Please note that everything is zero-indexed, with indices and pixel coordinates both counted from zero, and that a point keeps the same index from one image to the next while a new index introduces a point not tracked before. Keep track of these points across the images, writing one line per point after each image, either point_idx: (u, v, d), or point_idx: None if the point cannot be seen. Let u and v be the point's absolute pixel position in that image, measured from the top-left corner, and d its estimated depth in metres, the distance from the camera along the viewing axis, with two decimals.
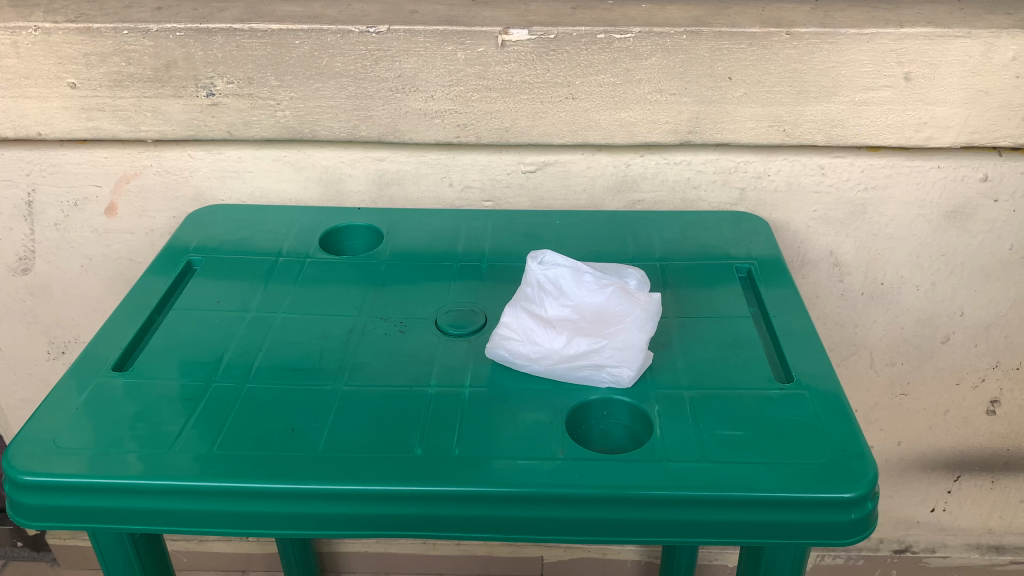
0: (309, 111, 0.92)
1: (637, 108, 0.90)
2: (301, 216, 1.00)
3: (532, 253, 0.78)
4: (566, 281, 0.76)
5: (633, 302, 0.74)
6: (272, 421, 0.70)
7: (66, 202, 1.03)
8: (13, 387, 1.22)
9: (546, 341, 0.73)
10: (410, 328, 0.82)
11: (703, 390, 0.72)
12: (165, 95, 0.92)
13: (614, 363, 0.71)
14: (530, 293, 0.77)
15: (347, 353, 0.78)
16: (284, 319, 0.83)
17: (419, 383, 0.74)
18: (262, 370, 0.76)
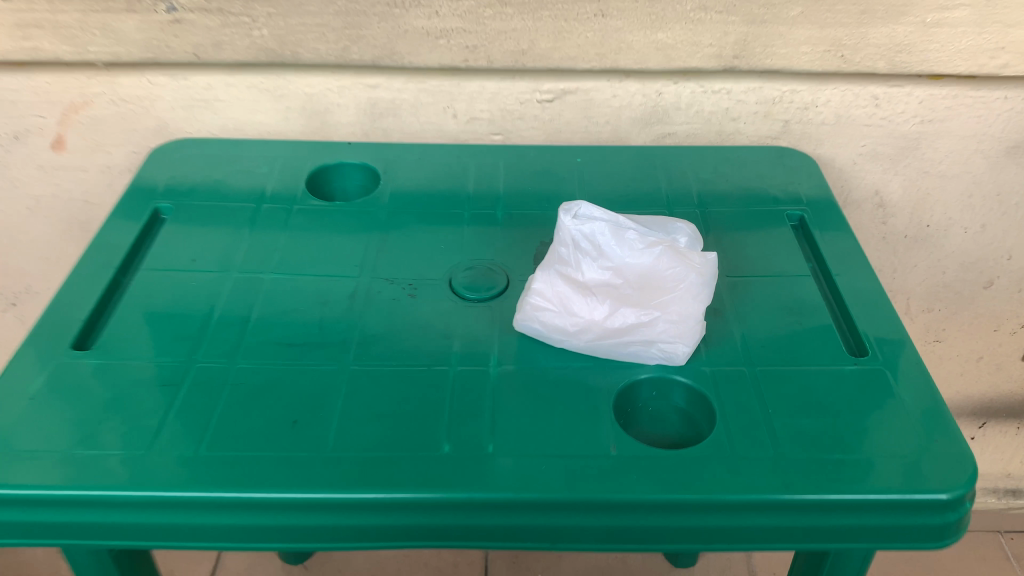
0: (290, 30, 0.78)
1: (676, 28, 0.78)
2: (283, 155, 0.87)
3: (564, 205, 0.67)
4: (605, 237, 0.65)
5: (686, 264, 0.63)
6: (268, 412, 0.59)
7: (5, 135, 0.88)
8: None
9: (585, 311, 0.63)
10: (421, 293, 0.71)
11: (768, 368, 0.62)
12: (116, 10, 0.77)
13: (667, 336, 0.61)
14: (562, 253, 0.66)
15: (353, 325, 0.67)
16: (275, 283, 0.72)
17: (439, 363, 0.63)
18: (252, 347, 0.65)
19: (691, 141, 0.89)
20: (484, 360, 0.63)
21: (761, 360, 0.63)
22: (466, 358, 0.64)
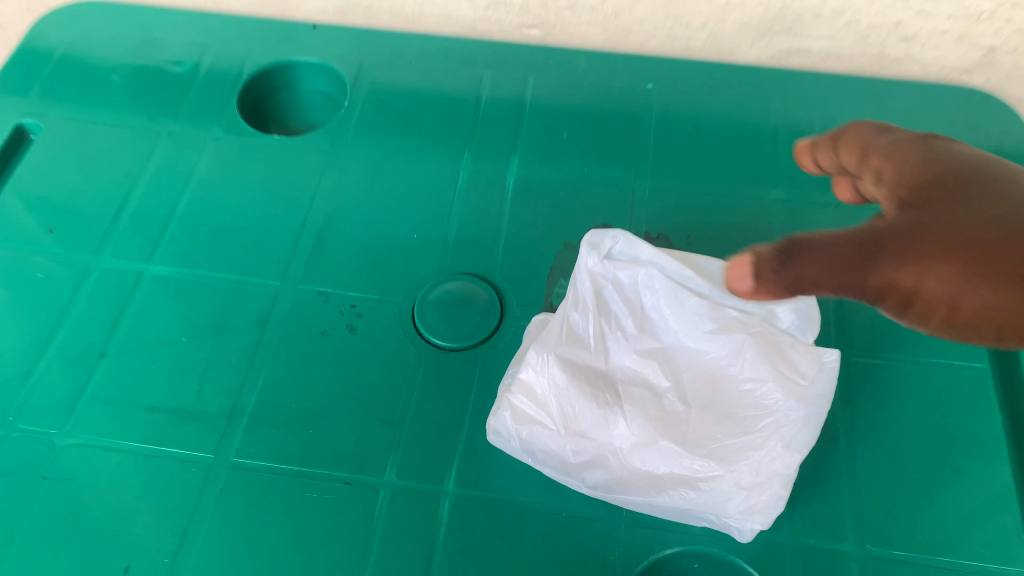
0: None
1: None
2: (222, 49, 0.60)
3: (590, 237, 0.41)
4: (652, 300, 0.40)
5: (780, 369, 0.38)
6: (83, 550, 0.39)
7: None
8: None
9: (601, 430, 0.39)
10: (365, 327, 0.46)
11: (881, 555, 0.40)
12: None
13: (733, 496, 0.38)
14: (578, 318, 0.41)
15: (247, 379, 0.44)
16: (151, 282, 0.48)
17: (364, 474, 0.41)
18: (89, 411, 0.43)
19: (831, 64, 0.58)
20: (440, 475, 0.41)
21: (875, 537, 0.41)
22: (413, 467, 0.41)
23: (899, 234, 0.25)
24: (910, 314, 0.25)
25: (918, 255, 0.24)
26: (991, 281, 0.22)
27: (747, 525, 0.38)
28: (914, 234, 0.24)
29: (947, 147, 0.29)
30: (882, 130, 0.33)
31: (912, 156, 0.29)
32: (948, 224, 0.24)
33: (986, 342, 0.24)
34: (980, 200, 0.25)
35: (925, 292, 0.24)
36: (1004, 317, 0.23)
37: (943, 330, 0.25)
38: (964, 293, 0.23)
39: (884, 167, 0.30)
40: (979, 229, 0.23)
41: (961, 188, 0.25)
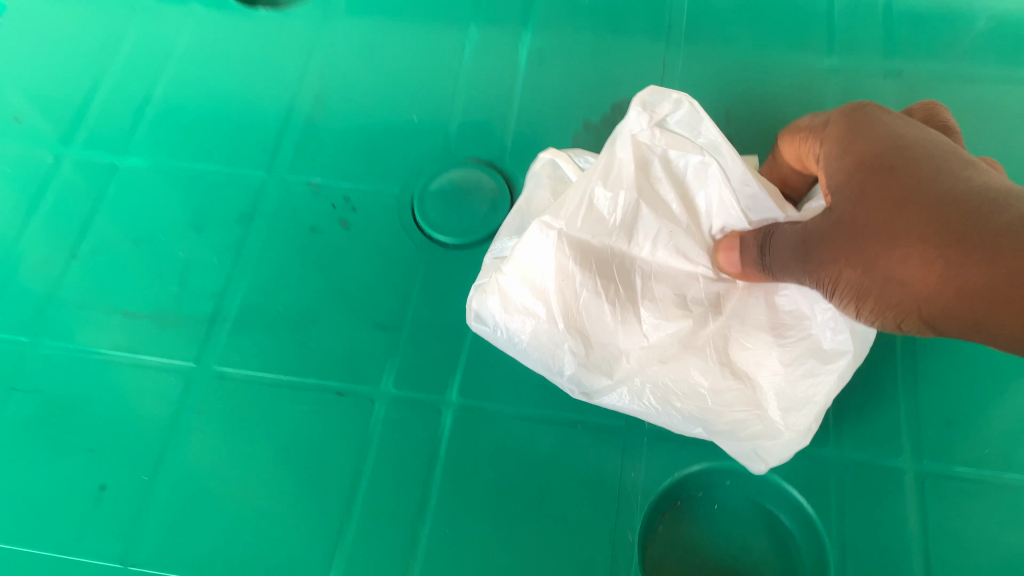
0: None
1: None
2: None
3: (642, 98, 0.31)
4: (699, 192, 0.33)
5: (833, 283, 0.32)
6: (62, 467, 0.38)
7: None
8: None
9: (607, 322, 0.33)
10: (359, 220, 0.42)
11: (939, 470, 0.36)
12: None
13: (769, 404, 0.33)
14: (605, 194, 0.32)
15: (232, 281, 0.41)
16: (122, 178, 0.45)
17: (356, 382, 0.38)
18: (63, 318, 0.41)
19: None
20: (440, 383, 0.38)
21: (934, 449, 0.36)
22: (412, 375, 0.38)
23: (829, 231, 0.26)
24: (846, 310, 0.26)
25: (841, 255, 0.25)
26: (891, 278, 0.23)
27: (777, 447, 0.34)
28: (843, 227, 0.25)
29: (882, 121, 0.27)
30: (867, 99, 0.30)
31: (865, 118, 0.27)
32: (863, 216, 0.24)
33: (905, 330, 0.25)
34: (897, 173, 0.24)
35: (848, 285, 0.25)
36: (924, 316, 0.23)
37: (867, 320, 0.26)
38: (870, 291, 0.24)
39: (828, 140, 0.29)
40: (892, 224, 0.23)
41: (890, 157, 0.24)
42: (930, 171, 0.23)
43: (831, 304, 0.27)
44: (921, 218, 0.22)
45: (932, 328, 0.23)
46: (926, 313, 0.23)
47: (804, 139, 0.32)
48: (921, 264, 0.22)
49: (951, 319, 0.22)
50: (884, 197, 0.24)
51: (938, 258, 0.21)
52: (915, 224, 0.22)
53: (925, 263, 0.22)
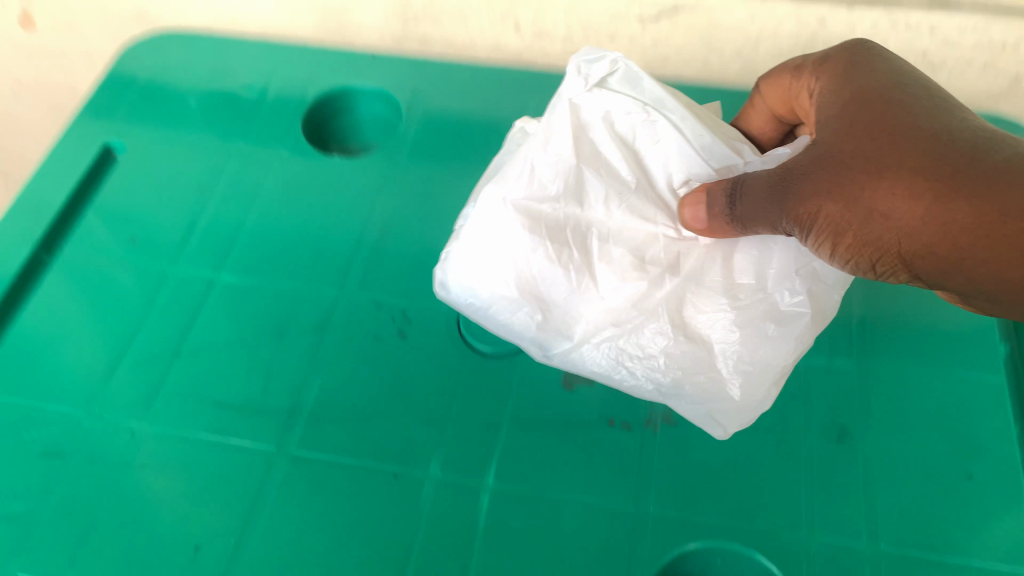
0: None
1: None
2: (274, 50, 0.52)
3: (571, 65, 0.34)
4: (650, 149, 0.34)
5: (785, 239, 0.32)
6: (123, 537, 0.33)
7: None
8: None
9: (556, 285, 0.33)
10: (419, 332, 0.38)
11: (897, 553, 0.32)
12: None
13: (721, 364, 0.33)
14: (545, 158, 0.33)
15: (311, 378, 0.37)
16: (221, 293, 0.40)
17: (405, 467, 0.34)
18: (132, 404, 0.36)
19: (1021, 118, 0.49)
20: (479, 465, 0.34)
21: (889, 515, 0.33)
22: (459, 459, 0.34)
23: (803, 171, 0.29)
24: (816, 250, 0.30)
25: (826, 190, 0.28)
26: (871, 212, 0.28)
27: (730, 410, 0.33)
28: (823, 163, 0.29)
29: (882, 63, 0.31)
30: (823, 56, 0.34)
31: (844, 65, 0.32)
32: (860, 153, 0.28)
33: (870, 272, 0.29)
34: (890, 125, 0.28)
35: (829, 219, 0.28)
36: (898, 253, 0.28)
37: (833, 261, 0.30)
38: (850, 225, 0.28)
39: (818, 82, 0.32)
40: (882, 164, 0.27)
41: (881, 102, 0.29)
42: (923, 116, 0.28)
43: (803, 244, 0.30)
44: (920, 156, 0.27)
45: (904, 265, 0.28)
46: (904, 250, 0.27)
47: (797, 79, 0.34)
48: (912, 196, 0.27)
49: (922, 253, 0.27)
50: (880, 136, 0.28)
51: (925, 195, 0.26)
52: (912, 160, 0.27)
53: (908, 198, 0.27)
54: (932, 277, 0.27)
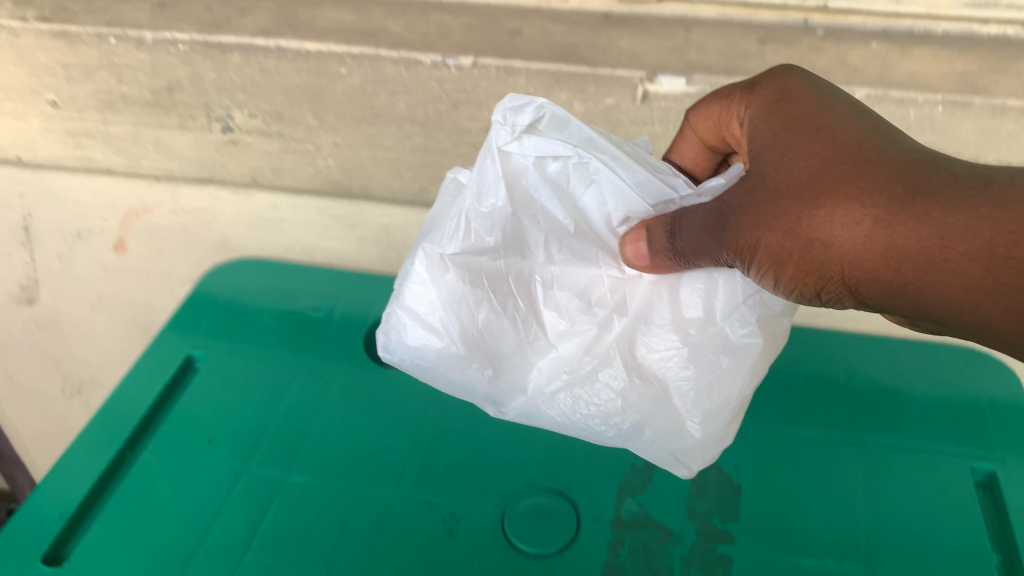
0: (355, 145, 0.71)
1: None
2: (340, 395, 0.67)
3: (498, 117, 0.43)
4: (584, 191, 0.46)
5: (728, 276, 0.44)
6: None
7: (67, 233, 0.81)
8: (26, 420, 1.03)
9: (501, 330, 0.47)
10: None
11: None
12: (168, 126, 0.72)
13: (672, 395, 0.46)
14: (485, 209, 0.44)
15: None
16: None
17: None
18: None
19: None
20: None
21: None
22: None
23: (777, 193, 0.38)
24: (764, 282, 0.39)
25: (766, 223, 0.38)
26: (814, 240, 0.36)
27: (681, 440, 0.47)
28: (782, 198, 0.37)
29: (858, 124, 0.38)
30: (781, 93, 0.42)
31: (793, 109, 0.40)
32: (796, 184, 0.37)
33: (820, 299, 0.38)
34: (825, 152, 0.37)
35: (770, 247, 0.38)
36: (845, 284, 0.36)
37: (782, 289, 0.39)
38: (795, 257, 0.37)
39: (781, 150, 0.39)
40: (826, 188, 0.36)
41: (843, 145, 0.37)
42: (872, 150, 0.36)
43: (748, 274, 0.40)
44: (850, 180, 0.35)
45: (853, 293, 0.37)
46: (849, 282, 0.36)
47: (727, 109, 0.45)
48: (848, 223, 0.35)
49: (881, 279, 0.35)
50: (816, 166, 0.37)
51: (870, 207, 0.34)
52: (845, 187, 0.35)
53: (856, 216, 0.35)
54: (872, 297, 0.37)
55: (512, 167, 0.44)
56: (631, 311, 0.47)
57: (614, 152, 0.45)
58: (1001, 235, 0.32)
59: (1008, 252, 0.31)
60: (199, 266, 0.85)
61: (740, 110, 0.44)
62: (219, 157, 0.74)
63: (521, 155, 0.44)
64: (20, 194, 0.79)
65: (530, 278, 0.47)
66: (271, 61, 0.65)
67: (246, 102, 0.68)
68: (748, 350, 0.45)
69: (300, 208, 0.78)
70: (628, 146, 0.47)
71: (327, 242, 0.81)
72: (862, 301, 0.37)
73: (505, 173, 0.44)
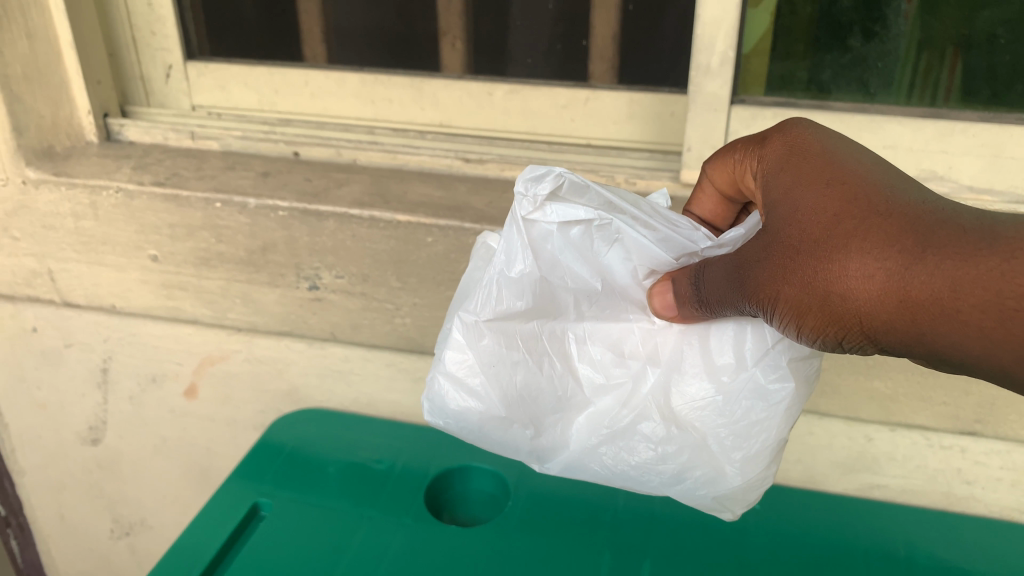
0: (431, 309, 0.75)
1: (979, 162, 0.66)
2: (409, 551, 0.67)
3: (521, 188, 0.47)
4: (609, 248, 0.50)
5: (756, 325, 0.48)
6: None
7: (143, 375, 0.88)
8: (71, 558, 1.06)
9: (539, 387, 0.52)
10: None
11: None
12: (259, 281, 0.78)
13: (709, 442, 0.50)
14: (517, 271, 0.49)
15: None
16: None
17: None
18: None
19: (988, 422, 0.70)
20: None
21: None
22: None
23: (791, 245, 0.40)
24: (789, 333, 0.42)
25: (783, 277, 0.41)
26: (831, 292, 0.39)
27: (723, 486, 0.51)
28: (798, 251, 0.40)
29: (867, 177, 0.40)
30: (790, 150, 0.45)
31: (805, 164, 0.43)
32: (810, 240, 0.40)
33: (841, 346, 0.41)
34: (834, 207, 0.39)
35: (791, 300, 0.40)
36: (864, 332, 0.39)
37: (805, 339, 0.42)
38: (816, 311, 0.40)
39: (795, 203, 0.41)
40: (837, 239, 0.38)
41: (851, 200, 0.39)
42: (881, 203, 0.38)
43: (774, 325, 0.43)
44: (862, 234, 0.37)
45: (871, 341, 0.39)
46: (867, 330, 0.38)
47: (738, 165, 0.50)
48: (862, 276, 0.37)
49: (895, 325, 0.37)
50: (828, 220, 0.39)
51: (879, 261, 0.37)
52: (857, 240, 0.37)
53: (865, 266, 0.37)
54: (890, 345, 0.39)
55: (536, 234, 0.49)
56: (663, 362, 0.51)
57: (633, 213, 0.49)
58: (1011, 289, 0.34)
59: (1018, 305, 0.33)
60: (262, 417, 0.88)
61: (753, 162, 0.48)
62: (300, 313, 0.79)
63: (545, 222, 0.48)
64: (105, 339, 0.85)
65: (563, 334, 0.52)
66: (363, 229, 0.72)
67: (334, 264, 0.75)
68: (780, 395, 0.48)
69: (369, 362, 0.82)
70: (646, 200, 0.51)
71: (390, 397, 0.84)
72: (882, 346, 0.39)
73: (532, 240, 0.49)
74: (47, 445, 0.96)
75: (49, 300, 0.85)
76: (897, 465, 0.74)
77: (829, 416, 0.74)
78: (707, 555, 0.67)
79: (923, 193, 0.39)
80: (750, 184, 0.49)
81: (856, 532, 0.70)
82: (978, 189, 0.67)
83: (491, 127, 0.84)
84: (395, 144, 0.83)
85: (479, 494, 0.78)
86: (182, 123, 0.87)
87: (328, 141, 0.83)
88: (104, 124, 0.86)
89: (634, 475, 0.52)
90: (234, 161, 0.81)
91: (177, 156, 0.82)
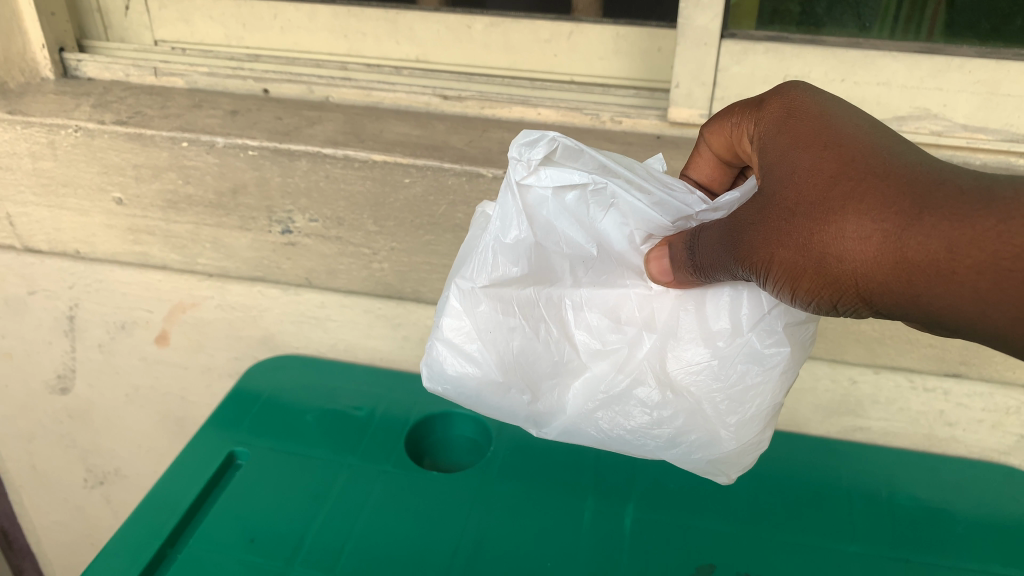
0: (411, 257, 0.73)
1: (974, 100, 0.65)
2: (391, 494, 0.66)
3: (514, 153, 0.45)
4: (604, 214, 0.48)
5: (753, 290, 0.46)
6: None
7: (112, 323, 0.85)
8: (45, 508, 1.04)
9: (536, 354, 0.50)
10: None
11: None
12: (229, 225, 0.75)
13: (704, 406, 0.48)
14: (514, 236, 0.47)
15: None
16: None
17: None
18: None
19: (974, 364, 0.70)
20: None
21: None
22: None
23: (787, 209, 0.38)
24: (782, 297, 0.40)
25: (777, 239, 0.38)
26: (824, 255, 0.36)
27: (718, 451, 0.49)
28: (792, 216, 0.38)
29: (865, 140, 0.37)
30: (788, 112, 0.42)
31: (803, 125, 0.40)
32: (804, 204, 0.37)
33: (835, 311, 0.38)
34: (831, 170, 0.37)
35: (785, 264, 0.38)
36: (859, 296, 0.36)
37: (798, 304, 0.39)
38: (809, 275, 0.37)
39: (790, 167, 0.39)
40: (833, 203, 0.36)
41: (848, 164, 0.36)
42: (878, 166, 0.36)
43: (766, 290, 0.40)
44: (859, 196, 0.35)
45: (866, 305, 0.37)
46: (861, 294, 0.36)
47: (734, 128, 0.47)
48: (858, 238, 0.35)
49: (889, 288, 0.35)
50: (824, 182, 0.37)
51: (875, 225, 0.34)
52: (854, 202, 0.35)
53: (861, 229, 0.35)
54: (884, 309, 0.36)
55: (531, 199, 0.47)
56: (660, 328, 0.49)
57: (629, 177, 0.47)
58: (1007, 249, 0.31)
59: (1013, 265, 0.31)
60: (236, 364, 0.86)
61: (749, 125, 0.45)
62: (274, 258, 0.77)
63: (540, 187, 0.47)
64: (69, 286, 0.82)
65: (560, 301, 0.50)
66: (337, 170, 0.69)
67: (308, 207, 0.72)
68: (776, 360, 0.46)
69: (347, 308, 0.79)
70: (641, 165, 0.49)
71: (368, 344, 0.82)
72: (878, 310, 0.37)
73: (527, 206, 0.47)
74: (15, 395, 0.93)
75: (10, 246, 0.81)
76: (881, 409, 0.74)
77: (815, 360, 0.73)
78: (692, 497, 0.67)
79: (922, 155, 0.36)
80: (747, 148, 0.46)
81: (840, 475, 0.70)
82: (972, 128, 0.65)
83: (471, 63, 0.81)
84: (370, 80, 0.79)
85: (461, 440, 0.77)
86: (144, 59, 0.83)
87: (300, 77, 0.79)
88: (61, 60, 0.81)
89: (630, 440, 0.50)
90: (201, 98, 0.77)
91: (140, 94, 0.78)
